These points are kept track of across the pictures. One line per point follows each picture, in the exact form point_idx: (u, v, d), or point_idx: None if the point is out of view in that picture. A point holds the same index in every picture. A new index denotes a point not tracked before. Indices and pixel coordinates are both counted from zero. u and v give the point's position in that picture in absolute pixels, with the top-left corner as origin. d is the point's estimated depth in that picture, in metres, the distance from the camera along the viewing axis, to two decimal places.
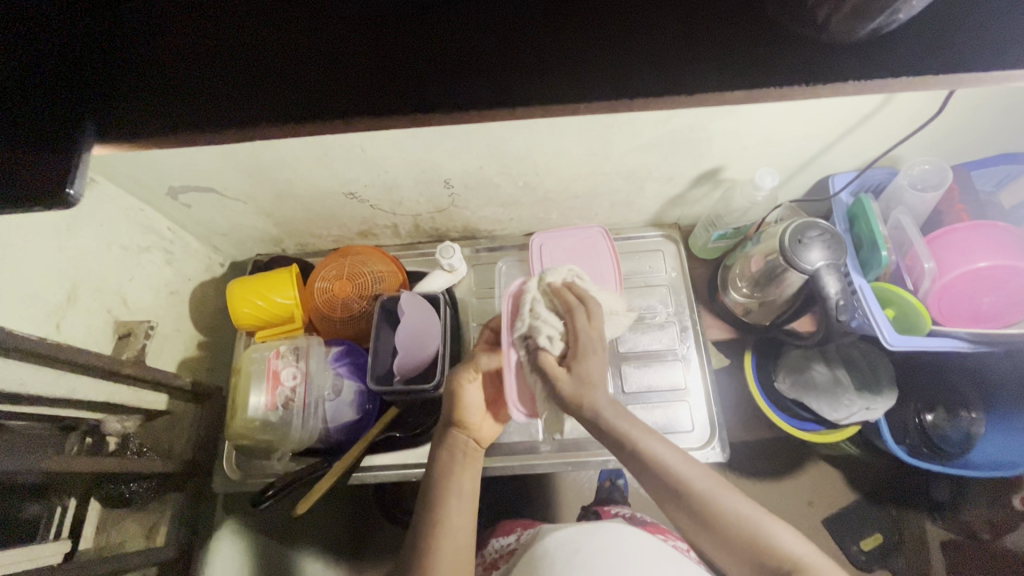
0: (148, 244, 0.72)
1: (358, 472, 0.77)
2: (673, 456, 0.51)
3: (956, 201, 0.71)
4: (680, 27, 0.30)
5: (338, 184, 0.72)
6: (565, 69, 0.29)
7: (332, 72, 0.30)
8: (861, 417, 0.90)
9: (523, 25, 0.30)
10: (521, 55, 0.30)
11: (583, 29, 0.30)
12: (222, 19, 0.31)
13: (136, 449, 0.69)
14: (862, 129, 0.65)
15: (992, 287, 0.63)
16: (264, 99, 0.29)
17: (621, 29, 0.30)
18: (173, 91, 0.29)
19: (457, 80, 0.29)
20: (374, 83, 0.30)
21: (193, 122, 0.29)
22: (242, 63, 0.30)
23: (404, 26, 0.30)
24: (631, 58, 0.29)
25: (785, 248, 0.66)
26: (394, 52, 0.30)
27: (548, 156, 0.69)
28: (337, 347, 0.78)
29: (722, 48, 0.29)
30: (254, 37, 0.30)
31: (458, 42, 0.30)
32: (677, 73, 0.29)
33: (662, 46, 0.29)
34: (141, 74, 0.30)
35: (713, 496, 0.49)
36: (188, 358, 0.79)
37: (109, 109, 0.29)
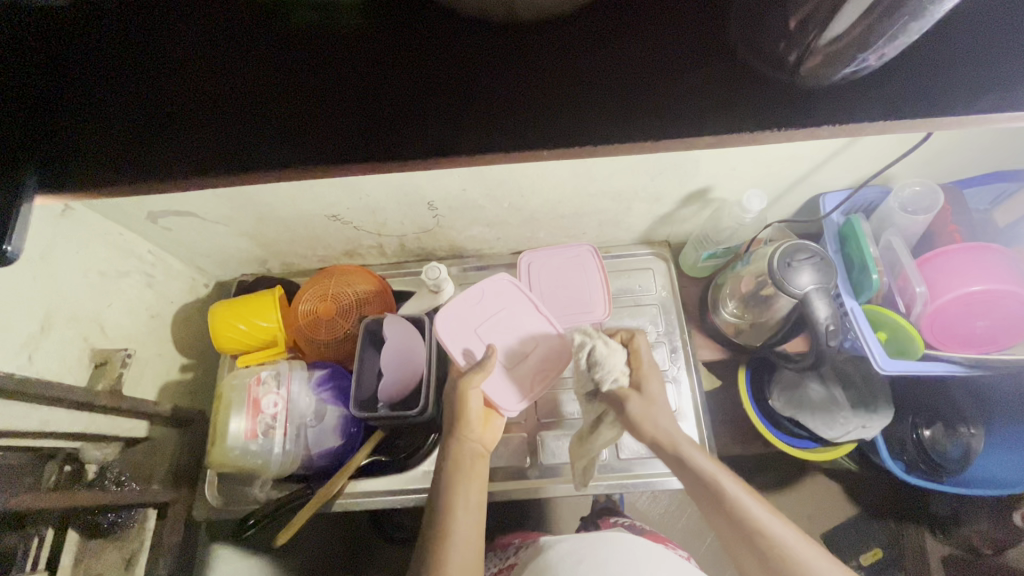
0: (128, 269, 0.71)
1: (343, 499, 0.75)
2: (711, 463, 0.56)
3: (949, 221, 0.69)
4: (645, 71, 0.29)
5: (320, 207, 0.71)
6: (525, 118, 0.29)
7: (291, 114, 0.30)
8: (857, 435, 0.91)
9: (481, 75, 0.30)
10: (479, 102, 0.29)
11: (545, 76, 0.29)
12: (184, 64, 0.31)
13: (116, 478, 0.67)
14: (850, 150, 0.64)
15: (985, 311, 0.62)
16: (222, 145, 0.30)
17: (583, 73, 0.29)
18: (132, 140, 0.30)
19: (419, 122, 0.29)
20: (338, 126, 0.30)
21: (147, 171, 0.29)
22: (201, 109, 0.30)
23: (366, 67, 0.31)
24: (592, 106, 0.29)
25: (774, 271, 0.64)
26: (354, 99, 0.30)
27: (534, 178, 0.68)
28: (321, 371, 0.75)
29: (690, 90, 0.29)
30: (214, 83, 0.31)
31: (421, 81, 0.30)
32: (644, 118, 0.28)
33: (627, 91, 0.29)
34: (100, 124, 0.30)
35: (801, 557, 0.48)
36: (170, 382, 0.78)
37: (58, 160, 0.28)
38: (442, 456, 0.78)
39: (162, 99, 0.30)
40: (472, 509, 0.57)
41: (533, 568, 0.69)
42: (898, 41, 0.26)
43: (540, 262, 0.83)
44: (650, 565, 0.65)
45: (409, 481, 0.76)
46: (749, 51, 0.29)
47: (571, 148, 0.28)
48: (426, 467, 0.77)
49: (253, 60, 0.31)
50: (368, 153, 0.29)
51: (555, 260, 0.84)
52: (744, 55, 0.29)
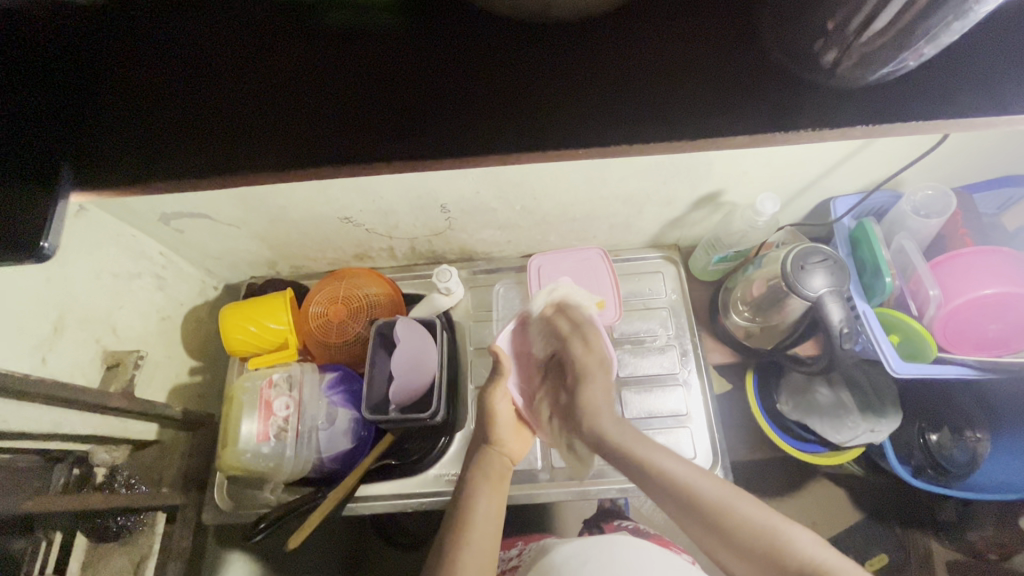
0: (139, 270, 0.71)
1: (353, 503, 0.75)
2: (686, 470, 0.53)
3: (959, 225, 0.70)
4: (668, 67, 0.30)
5: (332, 210, 0.71)
6: (551, 115, 0.29)
7: (317, 109, 0.30)
8: (866, 439, 0.91)
9: (506, 71, 0.30)
10: (505, 97, 0.30)
11: (574, 71, 0.30)
12: (204, 56, 0.31)
13: (125, 481, 0.67)
14: (862, 154, 0.64)
15: (997, 314, 0.62)
16: (248, 141, 0.30)
17: (612, 71, 0.30)
18: (156, 134, 0.30)
19: (446, 117, 0.29)
20: (364, 122, 0.30)
21: (174, 171, 0.29)
22: (228, 111, 0.30)
23: (383, 62, 0.31)
24: (623, 106, 0.29)
25: (788, 274, 0.64)
26: (380, 98, 0.30)
27: (548, 181, 0.68)
28: (332, 374, 0.75)
29: (719, 87, 0.29)
30: (236, 77, 0.31)
31: (448, 77, 0.30)
32: (673, 114, 0.29)
33: (658, 90, 0.29)
34: (127, 125, 0.30)
35: (729, 507, 0.50)
36: (179, 385, 0.77)
37: (86, 159, 0.29)
38: (454, 459, 0.77)
39: (190, 102, 0.30)
40: (490, 518, 0.57)
41: (539, 568, 0.68)
42: (939, 41, 0.27)
43: (552, 265, 0.83)
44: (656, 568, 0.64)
45: (420, 485, 0.76)
46: (782, 50, 0.29)
47: (605, 146, 0.28)
48: (436, 470, 0.77)
49: (275, 58, 0.31)
50: (398, 150, 0.29)
51: (565, 263, 0.83)
52: (774, 56, 0.30)
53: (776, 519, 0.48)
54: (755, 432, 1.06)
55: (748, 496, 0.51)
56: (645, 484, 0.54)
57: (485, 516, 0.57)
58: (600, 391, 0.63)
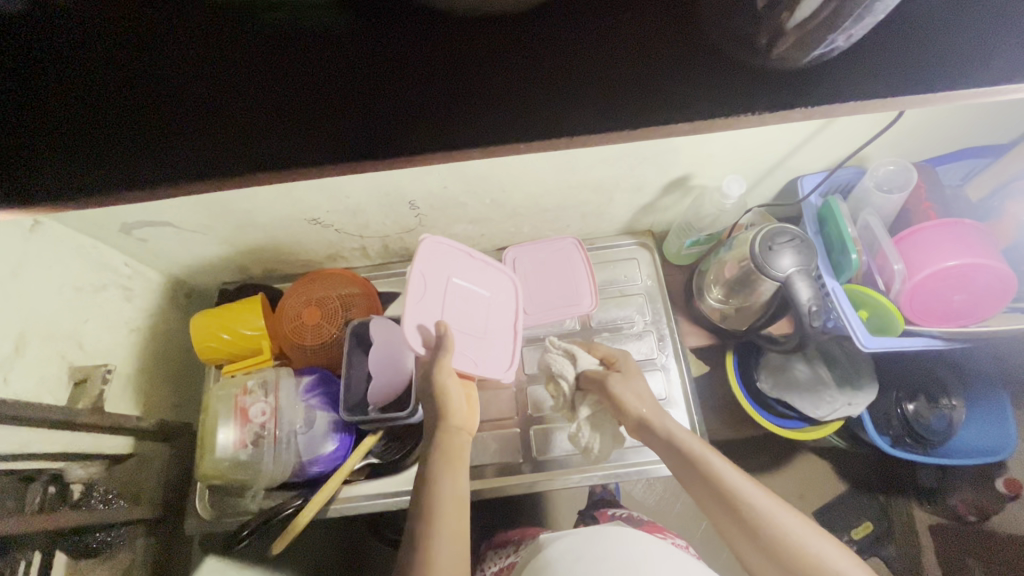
0: (103, 283, 0.69)
1: (337, 504, 0.75)
2: (731, 470, 0.57)
3: (923, 198, 0.70)
4: (619, 60, 0.29)
5: (299, 211, 0.70)
6: (503, 115, 0.29)
7: (269, 113, 0.29)
8: (844, 412, 0.93)
9: (460, 69, 0.29)
10: (458, 95, 0.29)
11: (532, 70, 0.29)
12: (159, 56, 0.30)
13: (102, 496, 0.65)
14: (825, 132, 0.64)
15: (960, 284, 0.63)
16: (199, 148, 0.29)
17: (560, 65, 0.29)
18: (101, 143, 0.29)
19: (403, 120, 0.29)
20: (318, 128, 0.29)
21: (116, 180, 0.28)
22: (175, 115, 0.29)
23: (339, 64, 0.30)
24: (571, 103, 0.29)
25: (755, 255, 0.65)
26: (334, 100, 0.29)
27: (514, 173, 0.68)
28: (310, 376, 0.74)
29: (665, 86, 0.29)
30: (187, 80, 0.30)
31: (404, 80, 0.29)
32: (618, 110, 0.28)
33: (608, 86, 0.29)
34: (64, 130, 0.29)
35: (769, 515, 0.53)
36: (154, 396, 0.76)
37: (21, 171, 0.28)
38: None
39: (138, 107, 0.29)
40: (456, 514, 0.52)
41: (533, 566, 0.69)
42: (865, 22, 0.27)
43: (527, 256, 0.84)
44: (651, 559, 0.65)
45: (405, 482, 0.76)
46: (724, 35, 0.29)
47: (551, 140, 0.28)
48: (420, 467, 0.77)
49: (229, 60, 0.30)
50: (352, 153, 0.29)
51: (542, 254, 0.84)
52: (716, 40, 0.29)
53: (805, 531, 0.51)
54: (737, 411, 1.08)
55: (784, 503, 0.54)
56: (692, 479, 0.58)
57: (450, 506, 0.53)
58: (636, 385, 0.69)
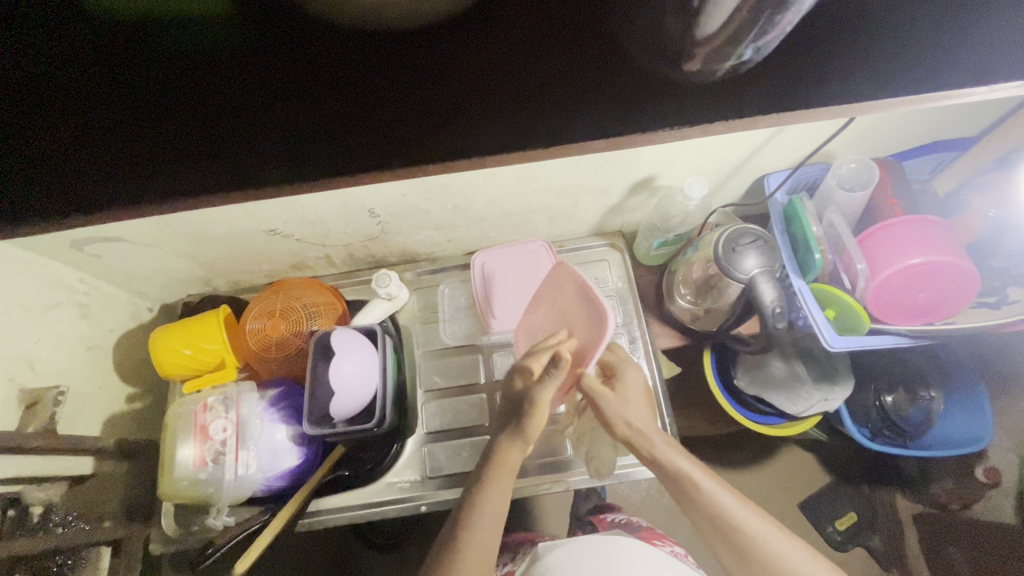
0: (56, 301, 0.67)
1: (307, 518, 0.74)
2: (731, 500, 0.55)
3: (889, 195, 0.69)
4: (567, 73, 0.37)
5: (255, 223, 0.68)
6: (478, 125, 0.38)
7: (290, 123, 0.37)
8: (820, 408, 0.94)
9: (443, 87, 0.37)
10: (444, 111, 0.37)
11: (498, 85, 0.37)
12: (189, 69, 0.36)
13: (61, 520, 0.64)
14: (786, 131, 0.63)
15: (925, 282, 0.63)
16: (219, 158, 0.38)
17: (522, 76, 0.37)
18: (164, 150, 0.38)
19: (370, 131, 0.38)
20: (324, 138, 0.38)
21: (181, 181, 0.38)
22: (215, 125, 0.37)
23: (342, 79, 0.36)
24: (528, 114, 0.38)
25: (719, 257, 0.64)
26: (343, 117, 0.37)
27: (474, 180, 0.66)
28: (274, 390, 0.72)
29: (600, 98, 0.37)
30: (218, 92, 0.37)
31: (392, 91, 0.37)
32: (565, 117, 0.37)
33: (558, 94, 0.37)
34: (135, 139, 0.38)
35: (772, 547, 0.52)
36: (116, 414, 0.75)
37: (121, 175, 0.39)
38: (407, 464, 0.77)
39: (182, 117, 0.37)
40: (491, 518, 0.52)
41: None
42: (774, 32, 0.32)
43: (495, 262, 0.83)
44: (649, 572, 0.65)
45: (374, 493, 0.75)
46: (638, 48, 0.36)
47: (506, 151, 0.38)
48: (390, 478, 0.76)
49: (248, 70, 0.36)
50: (336, 162, 0.38)
51: (507, 259, 0.83)
52: (636, 57, 0.37)
53: (808, 561, 0.51)
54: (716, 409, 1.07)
55: (784, 532, 0.54)
56: (690, 506, 0.57)
57: (489, 515, 0.53)
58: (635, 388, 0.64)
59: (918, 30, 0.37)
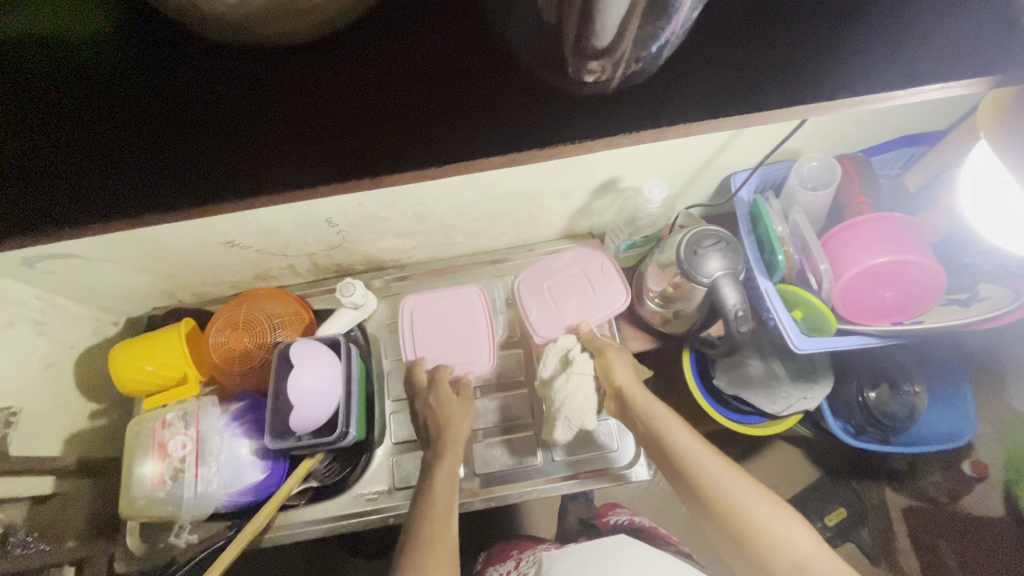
0: (10, 320, 0.66)
1: (272, 532, 0.73)
2: (693, 443, 0.59)
3: (856, 193, 0.68)
4: (496, 95, 0.34)
5: (210, 236, 0.67)
6: (414, 144, 0.34)
7: (205, 151, 0.34)
8: (800, 406, 0.93)
9: (368, 111, 0.34)
10: (377, 133, 0.34)
11: (427, 104, 0.34)
12: (95, 97, 0.34)
13: (22, 540, 0.63)
14: (747, 130, 0.62)
15: (891, 281, 0.62)
16: (131, 190, 0.34)
17: (449, 98, 0.34)
18: (54, 184, 0.33)
19: (307, 155, 0.34)
20: (245, 164, 0.34)
21: (80, 215, 0.34)
22: (117, 159, 0.34)
23: (260, 104, 0.34)
24: (466, 130, 0.34)
25: (681, 261, 0.63)
26: (262, 142, 0.34)
27: (430, 187, 0.65)
28: (238, 404, 0.71)
29: (538, 118, 0.34)
30: (125, 120, 0.34)
31: (315, 114, 0.34)
32: (506, 135, 0.34)
33: (492, 116, 0.34)
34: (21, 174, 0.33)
35: (728, 494, 0.54)
36: (78, 432, 0.74)
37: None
38: (374, 476, 0.76)
39: (82, 149, 0.34)
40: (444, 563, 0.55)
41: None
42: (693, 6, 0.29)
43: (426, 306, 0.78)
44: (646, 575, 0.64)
45: (342, 506, 0.75)
46: (541, 62, 0.33)
47: (454, 164, 0.34)
48: (359, 490, 0.76)
49: (157, 97, 0.34)
50: (269, 188, 0.34)
51: (440, 302, 0.79)
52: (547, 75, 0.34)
53: (766, 506, 0.53)
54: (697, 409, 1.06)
55: (750, 482, 0.56)
56: (656, 454, 0.61)
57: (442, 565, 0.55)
58: (619, 364, 0.68)
59: (867, 32, 0.35)
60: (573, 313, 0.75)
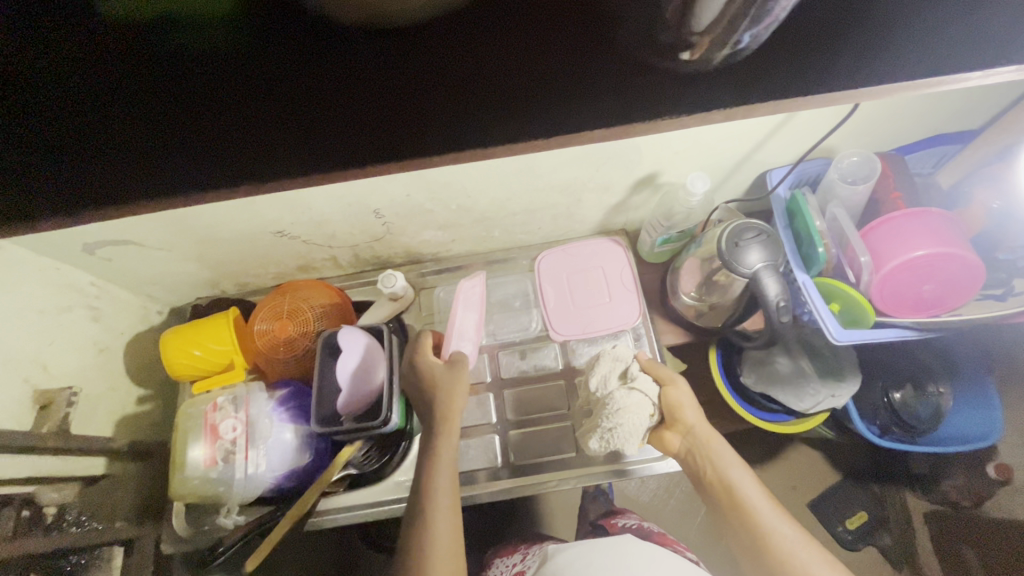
0: (69, 304, 0.69)
1: (314, 517, 0.75)
2: (760, 498, 0.61)
3: (892, 188, 0.70)
4: (570, 60, 0.31)
5: (262, 225, 0.69)
6: (482, 119, 0.32)
7: (261, 126, 0.32)
8: (828, 404, 0.93)
9: (434, 83, 0.32)
10: (446, 108, 0.32)
11: (500, 76, 0.32)
12: (131, 68, 0.30)
13: (75, 519, 0.65)
14: (788, 126, 0.64)
15: (931, 274, 0.63)
16: (190, 165, 0.33)
17: (524, 69, 0.31)
18: (116, 158, 0.32)
19: (370, 127, 0.33)
20: (305, 136, 0.33)
21: (140, 194, 0.33)
22: (172, 134, 0.32)
23: (316, 79, 0.31)
24: (540, 101, 0.32)
25: (722, 252, 0.65)
26: (321, 117, 0.32)
27: (477, 180, 0.67)
28: (283, 390, 0.73)
29: (616, 81, 0.32)
30: (168, 93, 0.31)
31: (379, 88, 0.32)
32: (581, 104, 0.32)
33: (565, 80, 0.32)
34: (76, 150, 0.32)
35: (787, 551, 0.57)
36: (128, 415, 0.76)
37: (54, 188, 0.32)
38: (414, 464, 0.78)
39: (133, 122, 0.31)
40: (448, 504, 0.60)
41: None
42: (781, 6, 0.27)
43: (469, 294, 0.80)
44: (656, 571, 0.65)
45: (383, 492, 0.77)
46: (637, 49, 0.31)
47: (530, 140, 0.32)
48: (398, 477, 0.77)
49: (198, 68, 0.30)
50: (334, 164, 0.33)
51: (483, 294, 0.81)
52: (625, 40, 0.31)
53: (823, 566, 0.55)
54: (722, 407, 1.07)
55: (808, 537, 0.58)
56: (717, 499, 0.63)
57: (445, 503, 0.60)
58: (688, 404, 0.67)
59: None
60: (589, 310, 0.83)
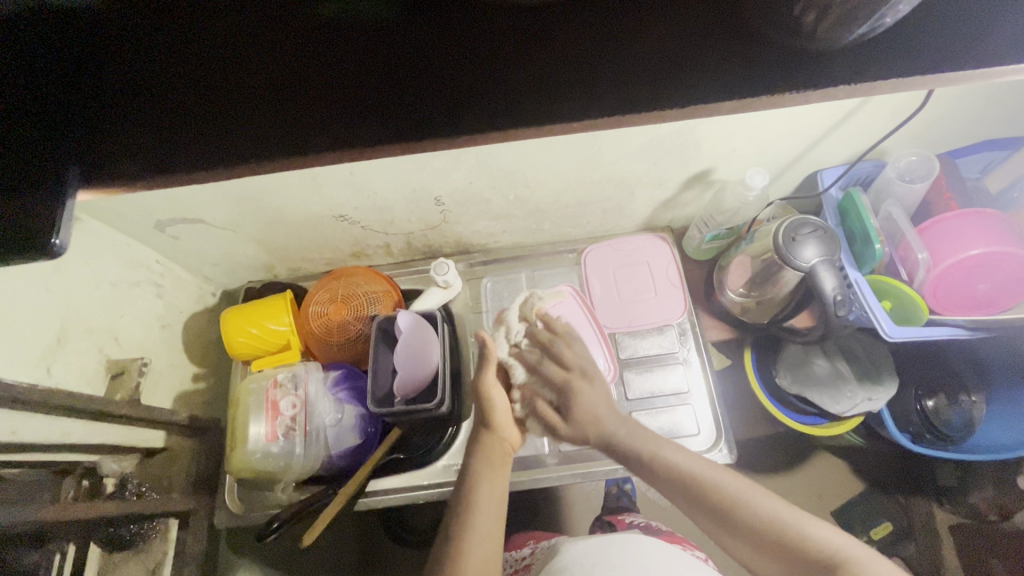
0: (138, 279, 0.71)
1: (363, 498, 0.75)
2: (689, 460, 0.56)
3: (944, 189, 0.71)
4: (686, 35, 0.29)
5: (327, 208, 0.72)
6: (593, 89, 0.28)
7: (343, 91, 0.28)
8: (864, 408, 0.91)
9: (542, 51, 0.28)
10: (552, 75, 0.28)
11: (616, 45, 0.28)
12: (226, 30, 0.28)
13: (135, 489, 0.67)
14: (847, 124, 0.65)
15: (986, 273, 0.64)
16: (255, 134, 0.28)
17: (640, 40, 0.29)
18: (177, 123, 0.27)
19: (464, 94, 0.28)
20: (389, 103, 0.28)
21: (194, 162, 0.27)
22: (246, 97, 0.28)
23: (412, 41, 0.28)
24: (661, 75, 0.28)
25: (779, 246, 0.66)
26: (411, 80, 0.28)
27: (539, 169, 0.69)
28: (337, 371, 0.75)
29: (739, 50, 0.29)
30: (258, 52, 0.28)
31: (479, 53, 0.28)
32: (706, 78, 0.28)
33: (682, 50, 0.29)
34: (138, 110, 0.27)
35: (741, 500, 0.52)
36: (184, 391, 0.78)
37: (99, 155, 0.27)
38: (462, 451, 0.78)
39: (209, 84, 0.28)
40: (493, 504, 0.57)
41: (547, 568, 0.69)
42: None
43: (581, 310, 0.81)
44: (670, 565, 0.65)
45: (428, 476, 0.76)
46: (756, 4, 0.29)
47: (654, 112, 0.28)
48: (444, 461, 0.77)
49: (291, 33, 0.28)
50: (419, 134, 0.28)
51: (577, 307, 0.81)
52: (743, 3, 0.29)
53: (787, 514, 0.51)
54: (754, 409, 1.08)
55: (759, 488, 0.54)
56: (647, 472, 0.58)
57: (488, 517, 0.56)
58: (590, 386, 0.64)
59: None
60: (635, 303, 0.84)
